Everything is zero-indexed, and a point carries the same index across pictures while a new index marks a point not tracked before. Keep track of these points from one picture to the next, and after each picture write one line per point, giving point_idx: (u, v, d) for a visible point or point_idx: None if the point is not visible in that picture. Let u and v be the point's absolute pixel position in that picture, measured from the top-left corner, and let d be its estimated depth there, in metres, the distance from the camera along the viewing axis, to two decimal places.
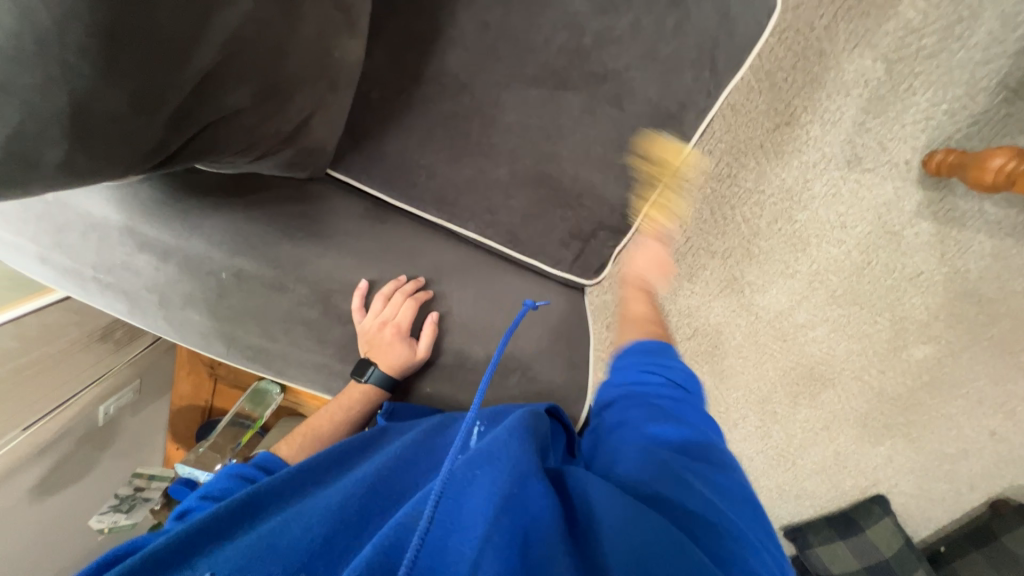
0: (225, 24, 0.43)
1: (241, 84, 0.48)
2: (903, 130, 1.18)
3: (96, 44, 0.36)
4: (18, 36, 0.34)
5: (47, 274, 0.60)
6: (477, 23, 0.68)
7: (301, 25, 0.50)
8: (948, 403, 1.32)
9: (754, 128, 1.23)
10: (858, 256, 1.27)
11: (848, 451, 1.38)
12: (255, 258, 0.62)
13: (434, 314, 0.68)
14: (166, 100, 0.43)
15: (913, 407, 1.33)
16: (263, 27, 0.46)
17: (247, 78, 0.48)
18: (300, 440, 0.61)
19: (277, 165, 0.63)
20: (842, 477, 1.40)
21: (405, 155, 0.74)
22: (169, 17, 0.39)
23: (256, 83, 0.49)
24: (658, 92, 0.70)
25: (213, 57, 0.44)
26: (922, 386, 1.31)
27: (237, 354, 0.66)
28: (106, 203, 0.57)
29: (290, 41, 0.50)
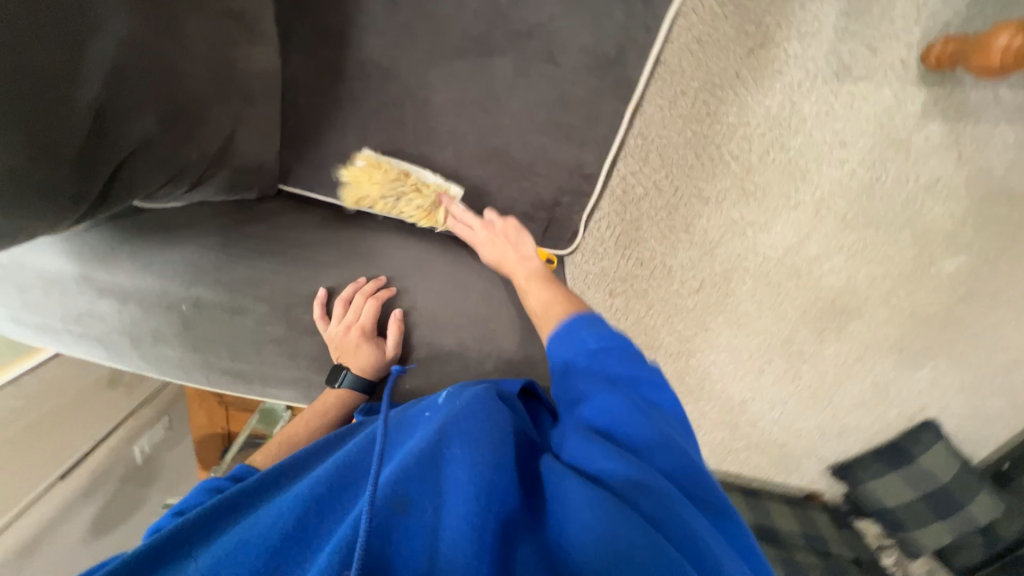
0: (101, 53, 0.42)
1: (142, 112, 0.47)
2: (893, 27, 1.10)
3: None
4: None
5: (23, 332, 0.62)
6: (388, 4, 0.65)
7: (188, 41, 0.49)
8: (992, 311, 1.24)
9: (726, 58, 1.14)
10: (864, 174, 1.19)
11: (887, 379, 1.31)
12: (211, 285, 0.62)
13: (398, 311, 0.67)
14: (65, 143, 0.42)
15: (952, 323, 1.26)
16: (146, 51, 0.45)
17: (146, 105, 0.47)
18: (274, 448, 0.63)
19: (217, 189, 0.63)
20: (885, 408, 1.33)
21: (348, 155, 0.73)
22: (37, 57, 0.38)
23: (158, 109, 0.49)
24: (591, 37, 0.66)
25: (101, 91, 0.43)
26: (959, 299, 1.24)
27: (218, 379, 0.67)
28: (56, 256, 0.58)
29: (181, 59, 0.49)
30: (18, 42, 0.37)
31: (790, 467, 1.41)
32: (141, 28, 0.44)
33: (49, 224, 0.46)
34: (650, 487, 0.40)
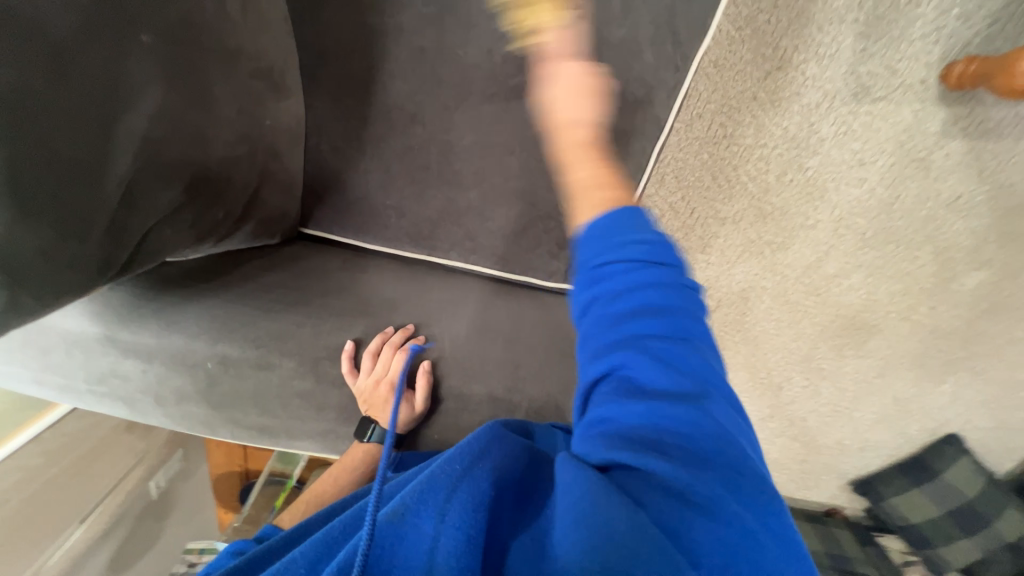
0: (133, 131, 0.41)
1: (171, 182, 0.46)
2: (912, 47, 1.09)
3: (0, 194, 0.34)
4: None
5: (44, 391, 0.61)
6: (413, 50, 0.64)
7: (218, 106, 0.48)
8: (1013, 326, 1.23)
9: (743, 81, 1.13)
10: (883, 191, 1.17)
11: (908, 395, 1.29)
12: (236, 340, 0.61)
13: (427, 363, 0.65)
14: (95, 222, 0.41)
15: (973, 338, 1.24)
16: (177, 120, 0.44)
17: (176, 175, 0.46)
18: (301, 508, 0.62)
19: (242, 240, 0.62)
20: (906, 423, 1.30)
21: (371, 199, 0.72)
22: (70, 143, 0.37)
23: (187, 177, 0.47)
24: (619, 80, 0.64)
25: (131, 164, 0.42)
26: (980, 315, 1.22)
27: (242, 434, 0.66)
28: (81, 318, 0.56)
29: (212, 126, 0.48)
30: (51, 124, 0.35)
31: (810, 483, 1.37)
32: (174, 101, 0.43)
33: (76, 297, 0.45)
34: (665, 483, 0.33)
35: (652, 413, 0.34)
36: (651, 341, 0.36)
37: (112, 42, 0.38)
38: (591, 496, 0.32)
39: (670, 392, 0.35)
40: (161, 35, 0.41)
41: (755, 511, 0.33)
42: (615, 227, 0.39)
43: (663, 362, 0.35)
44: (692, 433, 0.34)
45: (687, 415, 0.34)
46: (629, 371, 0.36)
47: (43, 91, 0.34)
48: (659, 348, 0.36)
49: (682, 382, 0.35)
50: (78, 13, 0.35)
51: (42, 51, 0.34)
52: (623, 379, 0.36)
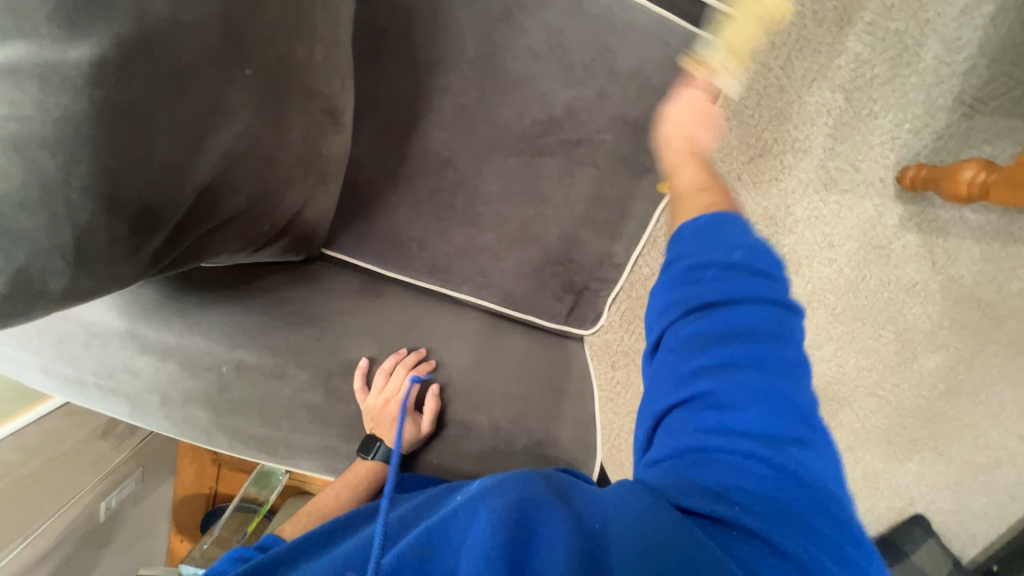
0: (218, 144, 0.46)
1: (234, 192, 0.50)
2: (873, 150, 1.28)
3: (95, 182, 0.38)
4: (25, 186, 0.36)
5: (45, 381, 0.60)
6: (456, 105, 0.71)
7: (289, 133, 0.54)
8: (971, 410, 1.37)
9: (729, 162, 1.29)
10: (850, 273, 1.33)
11: (876, 470, 1.43)
12: (255, 347, 0.63)
13: (435, 386, 0.68)
14: (165, 219, 0.45)
15: (935, 418, 1.38)
16: (253, 141, 0.49)
17: (240, 186, 0.51)
18: (303, 520, 0.62)
19: (274, 254, 0.65)
20: (877, 500, 1.44)
21: (397, 229, 0.78)
22: (166, 147, 0.41)
23: (248, 190, 0.52)
24: (631, 149, 0.74)
25: (208, 175, 0.46)
26: (939, 396, 1.37)
27: (239, 444, 0.65)
28: (108, 310, 0.58)
29: (279, 148, 0.53)
30: (156, 133, 0.40)
31: None
32: (256, 125, 0.49)
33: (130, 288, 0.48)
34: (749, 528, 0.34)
35: (737, 452, 0.37)
36: (740, 370, 0.39)
37: (219, 70, 0.43)
38: (665, 525, 0.35)
39: (759, 430, 0.37)
40: (259, 70, 0.47)
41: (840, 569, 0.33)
42: (719, 232, 0.45)
43: (755, 395, 0.38)
44: (777, 481, 0.36)
45: (780, 454, 0.36)
46: (718, 400, 0.39)
47: (157, 106, 0.40)
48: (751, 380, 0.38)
49: (779, 419, 0.37)
50: (203, 44, 0.41)
51: (168, 69, 0.39)
52: (706, 411, 0.39)
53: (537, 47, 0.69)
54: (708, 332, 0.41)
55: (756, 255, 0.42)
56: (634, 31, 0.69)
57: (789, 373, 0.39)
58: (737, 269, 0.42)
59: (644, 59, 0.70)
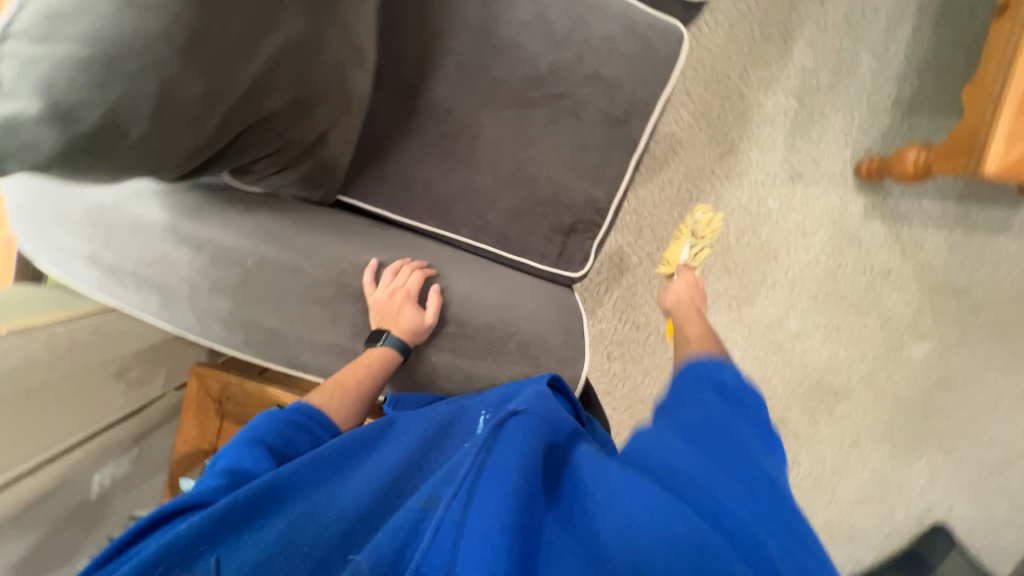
0: (272, 44, 0.58)
1: (278, 90, 0.62)
2: (829, 147, 1.46)
3: (183, 42, 0.50)
4: (132, 34, 0.47)
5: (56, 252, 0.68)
6: (457, 65, 0.85)
7: (325, 55, 0.66)
8: (968, 403, 1.66)
9: (703, 158, 1.47)
10: (826, 259, 1.55)
11: (885, 469, 1.69)
12: (276, 245, 0.70)
13: (437, 285, 0.75)
14: (224, 95, 0.56)
15: (934, 409, 1.67)
16: (296, 51, 0.62)
17: (283, 86, 0.63)
18: (328, 389, 0.67)
19: (299, 176, 0.76)
20: (890, 505, 1.69)
21: (405, 172, 0.89)
22: (236, 33, 0.54)
23: (289, 92, 0.64)
24: (606, 103, 0.88)
25: (260, 67, 0.58)
26: (935, 387, 1.66)
27: (254, 340, 0.71)
28: (155, 207, 0.67)
29: (316, 64, 0.66)
30: (230, 20, 0.53)
31: None
32: (300, 38, 0.62)
33: (191, 152, 0.59)
34: (694, 480, 0.50)
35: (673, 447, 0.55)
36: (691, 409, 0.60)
37: None
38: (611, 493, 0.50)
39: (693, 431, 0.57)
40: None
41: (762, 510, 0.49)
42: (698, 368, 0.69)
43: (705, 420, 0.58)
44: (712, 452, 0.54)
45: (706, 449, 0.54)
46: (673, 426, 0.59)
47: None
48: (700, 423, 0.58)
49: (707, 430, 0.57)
50: None
51: None
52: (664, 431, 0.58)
53: (524, 18, 0.84)
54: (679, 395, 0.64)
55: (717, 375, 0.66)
56: (601, 9, 0.85)
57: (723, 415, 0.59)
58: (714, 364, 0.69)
59: (611, 29, 0.85)
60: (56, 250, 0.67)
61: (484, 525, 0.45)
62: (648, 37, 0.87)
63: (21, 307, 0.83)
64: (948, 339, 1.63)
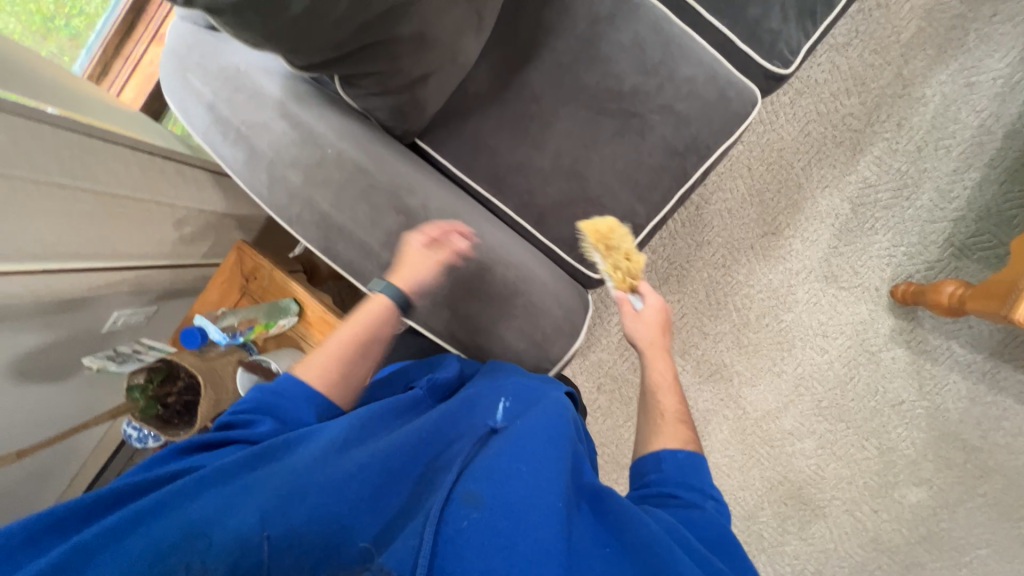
0: None
1: (407, 21, 0.75)
2: (871, 261, 1.49)
3: None
4: None
5: (175, 82, 0.80)
6: (554, 62, 0.96)
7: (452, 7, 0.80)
8: (952, 571, 1.55)
9: (746, 232, 1.53)
10: (840, 368, 1.54)
11: None
12: (355, 146, 0.81)
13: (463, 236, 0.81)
14: (367, 6, 0.69)
15: (914, 563, 1.56)
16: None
17: (412, 19, 0.75)
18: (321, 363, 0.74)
19: (393, 103, 0.87)
20: None
21: (479, 135, 0.99)
22: None
23: (414, 27, 0.77)
24: (671, 134, 0.97)
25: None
26: (920, 540, 1.56)
27: (305, 217, 0.80)
28: (276, 84, 0.79)
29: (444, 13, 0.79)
30: None
31: None
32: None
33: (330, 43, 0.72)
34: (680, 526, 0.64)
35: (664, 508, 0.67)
36: (678, 488, 0.71)
37: None
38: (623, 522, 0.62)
39: (682, 496, 0.70)
40: None
41: (727, 541, 0.65)
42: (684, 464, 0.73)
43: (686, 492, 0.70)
44: (692, 518, 0.67)
45: (688, 509, 0.68)
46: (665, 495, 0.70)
47: None
48: (683, 493, 0.70)
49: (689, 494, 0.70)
50: None
51: None
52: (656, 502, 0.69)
53: (623, 42, 0.95)
54: (671, 476, 0.72)
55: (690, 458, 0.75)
56: (692, 55, 0.96)
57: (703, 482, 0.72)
58: (689, 464, 0.73)
59: (695, 74, 0.96)
60: (186, 92, 0.80)
61: (522, 552, 0.55)
62: (725, 91, 0.96)
63: (102, 112, 0.90)
64: (946, 494, 1.55)
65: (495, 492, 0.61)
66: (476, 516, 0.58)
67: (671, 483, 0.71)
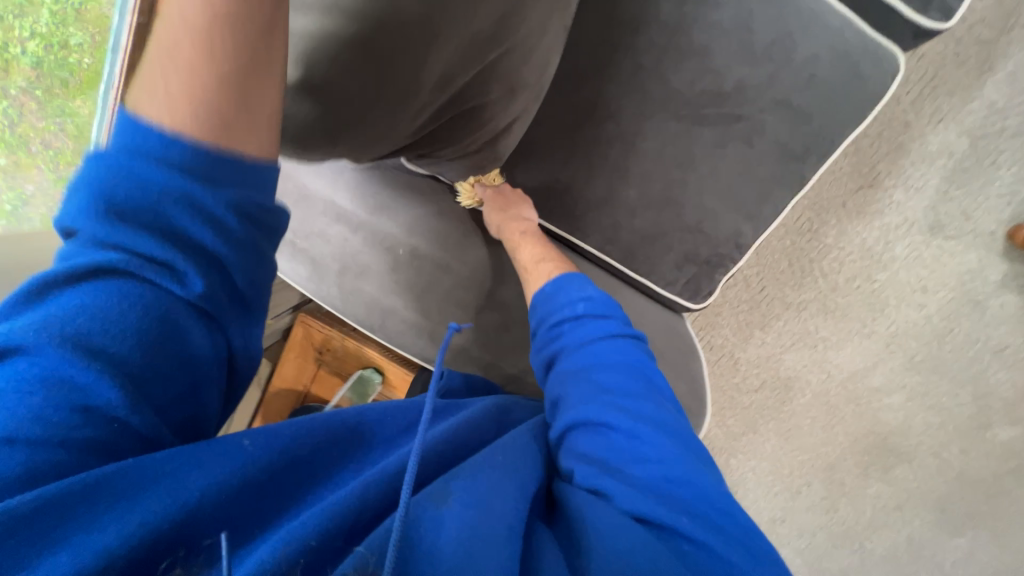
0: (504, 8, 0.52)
1: (491, 70, 0.57)
2: (988, 202, 1.31)
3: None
4: None
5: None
6: (635, 64, 0.77)
7: (545, 26, 0.60)
8: None
9: (838, 188, 1.35)
10: (937, 321, 1.43)
11: (924, 535, 1.58)
12: (429, 241, 0.71)
13: None
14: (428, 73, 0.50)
15: (1001, 493, 1.55)
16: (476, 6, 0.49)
17: (497, 64, 0.57)
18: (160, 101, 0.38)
19: (467, 169, 0.67)
20: (916, 568, 1.60)
21: (549, 170, 0.84)
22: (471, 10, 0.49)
23: (500, 74, 0.58)
24: (786, 135, 0.79)
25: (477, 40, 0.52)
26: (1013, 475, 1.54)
27: (386, 329, 0.72)
28: (324, 181, 0.68)
29: (537, 41, 0.60)
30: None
31: None
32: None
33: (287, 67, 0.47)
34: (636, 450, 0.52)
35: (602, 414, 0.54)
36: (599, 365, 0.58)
37: None
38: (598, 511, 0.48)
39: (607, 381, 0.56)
40: None
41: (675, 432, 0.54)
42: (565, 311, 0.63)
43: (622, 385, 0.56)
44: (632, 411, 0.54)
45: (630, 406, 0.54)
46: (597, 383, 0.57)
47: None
48: (614, 385, 0.56)
49: (615, 365, 0.58)
50: None
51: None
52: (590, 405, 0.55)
53: (722, 22, 0.75)
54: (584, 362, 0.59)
55: (596, 304, 0.63)
56: (817, 22, 0.74)
57: (633, 357, 0.59)
58: (568, 296, 0.64)
59: (818, 50, 0.74)
60: None
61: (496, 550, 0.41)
62: (858, 66, 0.75)
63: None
64: None
65: (485, 492, 0.47)
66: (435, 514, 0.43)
67: (570, 349, 0.61)
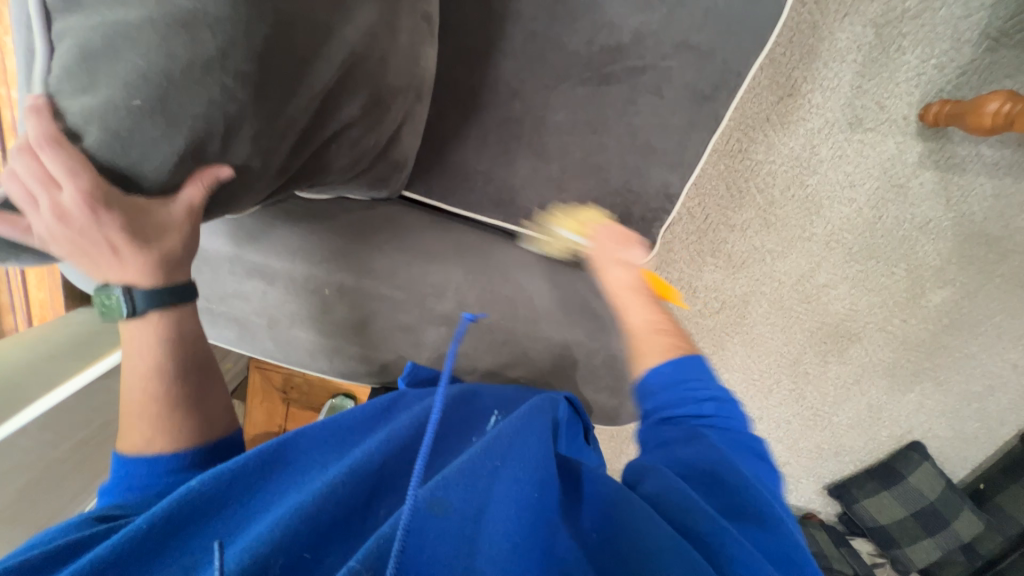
0: (345, 40, 0.55)
1: (353, 96, 0.60)
2: (898, 88, 1.34)
3: (248, 69, 0.47)
4: (189, 64, 0.45)
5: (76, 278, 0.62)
6: (527, 33, 0.75)
7: (399, 35, 0.62)
8: None
9: (760, 103, 1.37)
10: (868, 211, 1.48)
11: (880, 401, 1.65)
12: (352, 271, 0.69)
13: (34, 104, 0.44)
14: (296, 118, 0.54)
15: (937, 349, 1.60)
16: (284, 27, 0.49)
17: (360, 88, 0.60)
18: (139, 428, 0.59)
19: (368, 184, 0.73)
20: (877, 430, 1.67)
21: (465, 162, 0.82)
22: (304, 41, 0.51)
23: (365, 95, 0.61)
24: (693, 77, 0.75)
25: (333, 73, 0.55)
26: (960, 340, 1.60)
27: (340, 362, 0.73)
28: (221, 239, 0.66)
29: (392, 52, 0.62)
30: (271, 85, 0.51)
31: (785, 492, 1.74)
32: (285, 10, 0.48)
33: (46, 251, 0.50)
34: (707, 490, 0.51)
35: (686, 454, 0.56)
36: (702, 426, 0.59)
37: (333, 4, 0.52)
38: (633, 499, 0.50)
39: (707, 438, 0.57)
40: None
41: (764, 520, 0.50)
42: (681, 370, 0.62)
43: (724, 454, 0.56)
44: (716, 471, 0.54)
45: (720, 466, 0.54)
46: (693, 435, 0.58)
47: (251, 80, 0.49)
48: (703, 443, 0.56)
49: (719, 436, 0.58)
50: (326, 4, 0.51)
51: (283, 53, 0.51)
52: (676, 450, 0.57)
53: None
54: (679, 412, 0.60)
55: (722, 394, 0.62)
56: None
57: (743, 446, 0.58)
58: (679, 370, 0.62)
59: None
60: None
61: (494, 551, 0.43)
62: None
63: (53, 366, 0.92)
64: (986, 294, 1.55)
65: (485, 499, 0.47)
66: (441, 521, 0.44)
67: (669, 398, 0.61)
